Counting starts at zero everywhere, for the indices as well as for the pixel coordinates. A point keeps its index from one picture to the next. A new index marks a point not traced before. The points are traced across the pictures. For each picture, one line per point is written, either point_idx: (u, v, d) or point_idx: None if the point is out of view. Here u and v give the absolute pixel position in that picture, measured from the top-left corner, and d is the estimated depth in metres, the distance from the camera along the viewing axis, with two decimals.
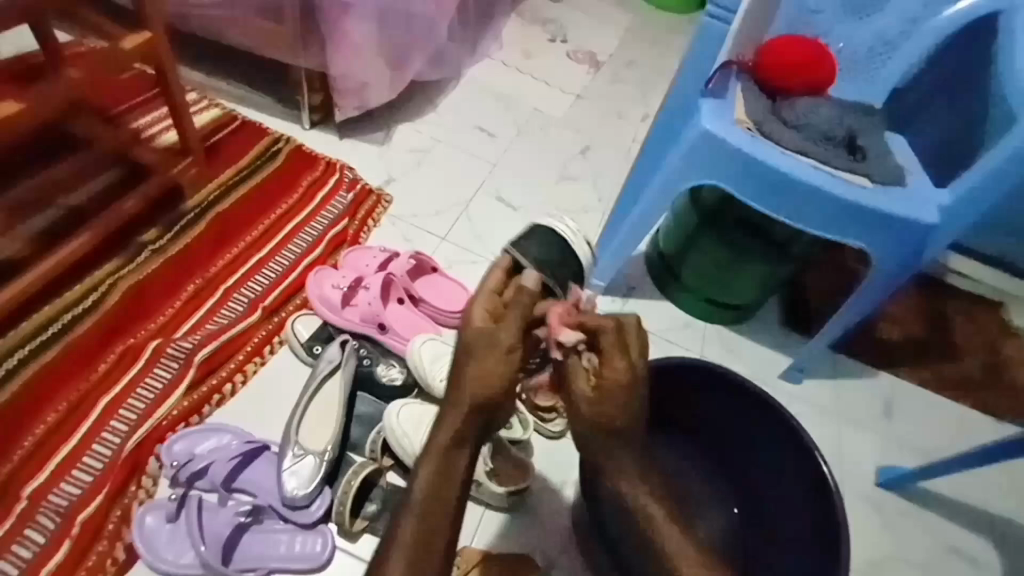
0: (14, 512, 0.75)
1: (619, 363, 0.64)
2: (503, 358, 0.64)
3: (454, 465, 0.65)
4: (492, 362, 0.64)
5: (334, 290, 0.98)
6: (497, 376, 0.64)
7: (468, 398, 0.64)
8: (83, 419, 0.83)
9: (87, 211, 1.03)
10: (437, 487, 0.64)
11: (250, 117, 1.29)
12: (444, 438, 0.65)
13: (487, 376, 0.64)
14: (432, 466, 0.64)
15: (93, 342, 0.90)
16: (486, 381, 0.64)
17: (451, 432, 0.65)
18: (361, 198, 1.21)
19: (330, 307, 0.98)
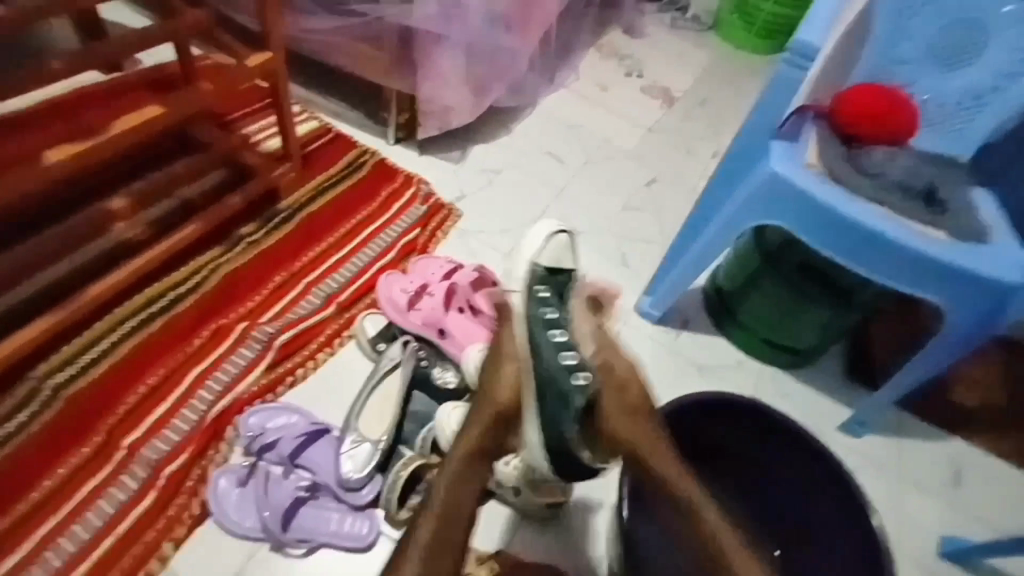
0: (113, 459, 0.86)
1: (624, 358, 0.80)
2: (511, 384, 0.77)
3: (474, 475, 0.70)
4: (506, 371, 0.78)
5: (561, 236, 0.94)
6: (509, 389, 0.76)
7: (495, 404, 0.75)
8: (178, 385, 0.94)
9: (198, 203, 1.17)
10: (455, 494, 0.67)
11: (344, 131, 1.42)
12: (469, 443, 0.72)
13: (509, 382, 0.77)
14: (454, 468, 0.70)
15: (193, 318, 1.02)
16: (504, 391, 0.76)
17: (472, 442, 0.72)
18: (434, 211, 1.30)
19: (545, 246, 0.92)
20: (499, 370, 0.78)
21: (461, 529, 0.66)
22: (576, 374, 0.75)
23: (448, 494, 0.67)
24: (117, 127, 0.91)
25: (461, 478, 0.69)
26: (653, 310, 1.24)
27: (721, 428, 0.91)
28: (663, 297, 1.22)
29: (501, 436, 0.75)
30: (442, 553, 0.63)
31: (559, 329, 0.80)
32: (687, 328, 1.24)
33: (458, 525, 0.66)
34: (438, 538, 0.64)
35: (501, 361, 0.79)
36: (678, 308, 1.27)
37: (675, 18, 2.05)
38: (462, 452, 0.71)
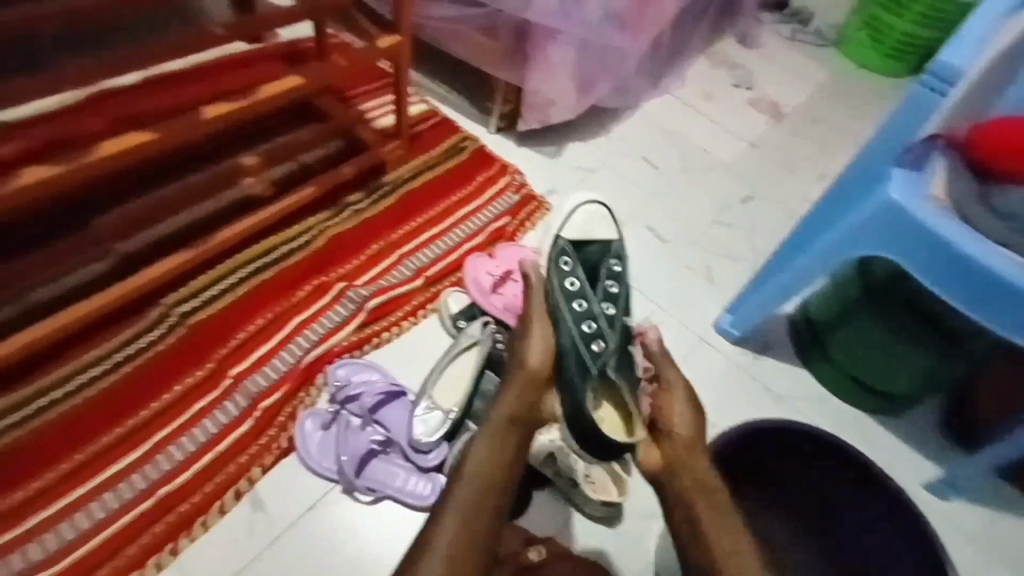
0: (221, 385, 0.97)
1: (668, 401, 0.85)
2: (543, 349, 0.89)
3: (509, 437, 0.77)
4: (536, 342, 0.90)
5: (590, 208, 1.14)
6: (541, 355, 0.88)
7: (532, 367, 0.86)
8: (280, 329, 1.03)
9: (314, 169, 1.27)
10: (491, 454, 0.75)
11: (449, 115, 1.49)
12: (502, 412, 0.80)
13: (539, 345, 0.89)
14: (489, 432, 0.77)
15: (299, 272, 1.12)
16: (538, 361, 0.87)
17: (509, 408, 0.80)
18: (524, 201, 1.34)
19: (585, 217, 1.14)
20: (531, 341, 0.90)
21: (495, 489, 0.73)
22: (593, 341, 0.93)
23: (485, 459, 0.75)
24: (262, 93, 1.00)
25: (498, 438, 0.77)
26: (732, 329, 1.20)
27: (794, 459, 0.89)
28: (747, 317, 1.18)
29: (536, 397, 0.84)
30: (479, 512, 0.70)
31: (580, 300, 0.97)
32: (766, 353, 1.20)
33: (494, 491, 0.73)
34: (476, 497, 0.72)
35: (532, 329, 0.91)
36: (761, 333, 1.22)
37: (797, 31, 1.95)
38: (502, 415, 0.80)
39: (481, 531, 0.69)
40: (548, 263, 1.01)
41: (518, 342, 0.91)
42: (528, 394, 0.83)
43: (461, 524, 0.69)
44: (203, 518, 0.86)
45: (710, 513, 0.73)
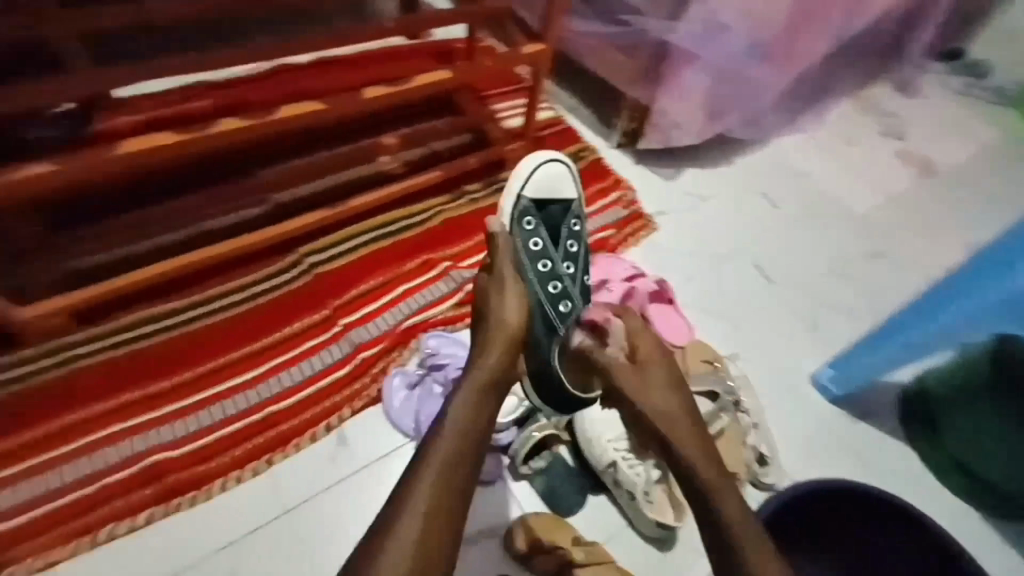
0: (331, 330, 1.07)
1: (654, 354, 0.78)
2: (516, 307, 0.82)
3: (486, 406, 0.73)
4: (505, 300, 0.82)
5: (559, 164, 1.06)
6: (513, 316, 0.81)
7: (506, 335, 0.79)
8: (388, 292, 1.14)
9: (442, 156, 1.38)
10: (466, 432, 0.69)
11: (573, 125, 1.54)
12: (482, 376, 0.75)
13: (513, 306, 0.82)
14: (469, 398, 0.72)
15: (412, 246, 1.22)
16: (510, 322, 0.80)
17: (486, 373, 0.75)
18: (632, 217, 1.36)
19: (554, 176, 1.05)
20: (504, 302, 0.82)
21: (467, 468, 0.67)
22: (561, 303, 0.92)
23: (454, 432, 0.69)
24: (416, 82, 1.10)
25: (474, 413, 0.71)
26: (829, 387, 1.13)
27: (868, 522, 0.91)
28: (849, 379, 1.11)
29: (512, 363, 0.78)
30: (444, 514, 0.63)
31: (546, 260, 0.95)
32: (866, 420, 1.11)
33: (468, 458, 0.68)
34: (441, 480, 0.65)
35: (499, 289, 0.84)
36: (863, 398, 1.13)
37: (965, 84, 1.78)
38: (481, 378, 0.75)
39: (444, 527, 0.63)
40: (510, 223, 1.02)
41: (489, 304, 0.83)
42: (505, 360, 0.77)
43: (424, 521, 0.62)
44: (297, 441, 0.96)
45: (727, 495, 0.68)
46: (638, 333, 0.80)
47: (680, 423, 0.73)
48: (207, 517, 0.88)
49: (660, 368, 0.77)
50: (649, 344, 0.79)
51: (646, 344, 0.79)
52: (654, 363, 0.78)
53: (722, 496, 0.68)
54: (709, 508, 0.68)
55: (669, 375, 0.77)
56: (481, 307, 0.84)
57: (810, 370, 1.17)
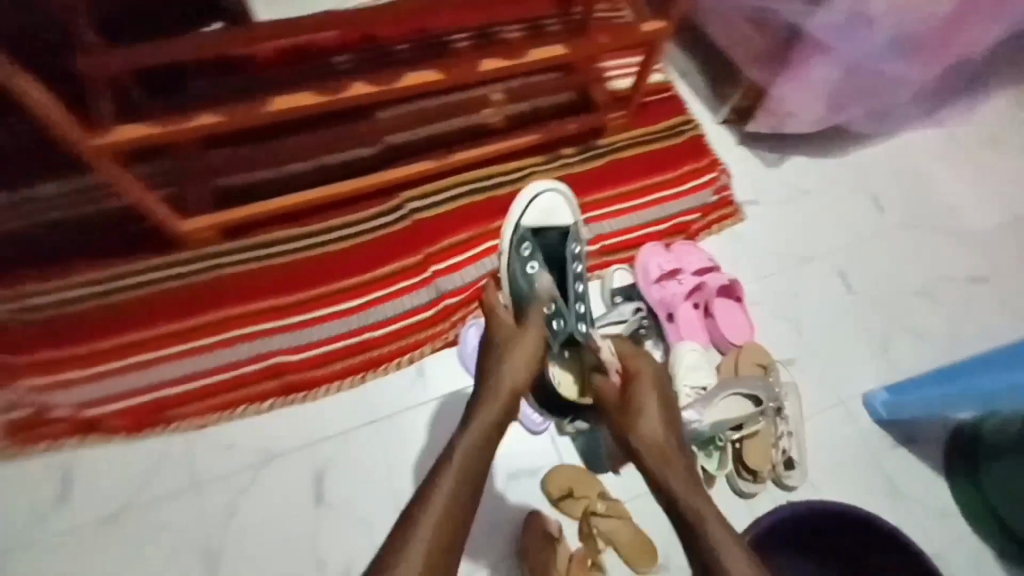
0: (422, 275, 1.20)
1: (641, 362, 0.87)
2: (526, 355, 0.84)
3: (489, 450, 0.76)
4: (516, 344, 0.85)
5: (554, 194, 1.13)
6: (524, 360, 0.83)
7: (506, 389, 0.81)
8: (475, 246, 1.25)
9: (543, 115, 1.41)
10: (466, 472, 0.73)
11: (681, 92, 1.50)
12: (489, 417, 0.78)
13: (523, 352, 0.84)
14: (474, 441, 0.76)
15: (503, 204, 1.30)
16: (519, 368, 0.83)
17: (494, 413, 0.78)
18: (721, 204, 1.36)
19: (546, 202, 1.13)
20: (506, 362, 0.83)
21: (463, 513, 0.70)
22: (554, 319, 0.97)
23: (458, 474, 0.72)
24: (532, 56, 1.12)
25: (477, 457, 0.75)
26: (879, 409, 1.17)
27: (874, 553, 0.96)
28: (904, 406, 1.13)
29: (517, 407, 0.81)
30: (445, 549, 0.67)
31: (540, 280, 1.01)
32: (909, 446, 1.15)
33: (468, 497, 0.71)
34: (443, 519, 0.68)
35: (508, 335, 0.87)
36: (911, 425, 1.17)
37: None
38: (488, 422, 0.78)
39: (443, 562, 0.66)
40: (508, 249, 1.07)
41: (489, 362, 0.84)
42: (511, 404, 0.80)
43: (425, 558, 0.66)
44: (387, 364, 1.13)
45: (719, 534, 0.70)
46: (637, 367, 0.87)
47: (669, 458, 0.78)
48: (311, 413, 1.07)
49: (655, 403, 0.83)
50: (652, 379, 0.86)
51: (643, 375, 0.86)
52: (651, 393, 0.84)
53: (712, 534, 0.70)
54: (701, 545, 0.70)
55: (663, 410, 0.83)
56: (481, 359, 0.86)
57: (864, 390, 1.20)
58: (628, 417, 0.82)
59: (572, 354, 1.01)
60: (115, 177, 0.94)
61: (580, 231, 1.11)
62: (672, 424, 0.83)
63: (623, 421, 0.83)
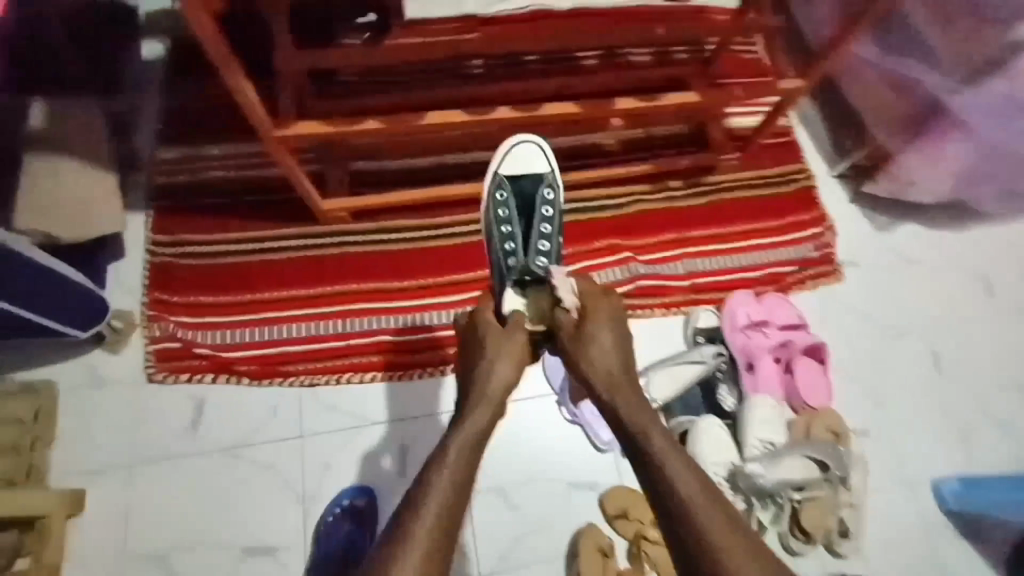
0: None
1: (600, 303, 0.92)
2: (515, 362, 0.88)
3: (471, 460, 0.79)
4: (502, 348, 0.88)
5: (530, 143, 1.16)
6: (511, 373, 0.87)
7: (495, 394, 0.85)
8: (574, 263, 1.33)
9: (654, 144, 1.44)
10: (453, 492, 0.75)
11: (799, 138, 1.48)
12: (474, 431, 0.81)
13: (508, 363, 0.87)
14: (455, 455, 0.78)
15: (604, 227, 1.37)
16: (502, 382, 0.86)
17: (479, 426, 0.81)
18: (820, 260, 1.36)
19: (519, 145, 1.16)
20: (490, 370, 0.86)
21: (450, 528, 0.73)
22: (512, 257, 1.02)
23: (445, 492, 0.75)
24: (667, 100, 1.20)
25: (463, 472, 0.77)
26: (948, 499, 1.17)
27: None
28: (980, 502, 1.15)
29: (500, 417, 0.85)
30: (435, 558, 0.71)
31: (506, 224, 1.06)
32: (975, 543, 1.15)
33: (455, 507, 0.74)
34: (431, 537, 0.71)
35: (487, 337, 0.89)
36: (981, 520, 1.15)
37: None
38: (469, 437, 0.80)
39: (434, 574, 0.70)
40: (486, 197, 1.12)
41: (474, 368, 0.87)
42: (492, 410, 0.83)
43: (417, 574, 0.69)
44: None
45: (684, 473, 0.77)
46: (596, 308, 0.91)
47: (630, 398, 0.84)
48: (406, 391, 1.18)
49: (609, 341, 0.89)
50: (607, 319, 0.91)
51: (601, 314, 0.91)
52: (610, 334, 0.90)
53: (678, 476, 0.77)
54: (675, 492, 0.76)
55: (617, 347, 0.89)
56: (466, 365, 0.90)
57: (937, 479, 1.19)
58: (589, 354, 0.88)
59: (532, 287, 0.97)
60: (289, 168, 1.10)
61: (555, 181, 1.14)
62: (620, 352, 0.89)
63: (585, 356, 0.88)
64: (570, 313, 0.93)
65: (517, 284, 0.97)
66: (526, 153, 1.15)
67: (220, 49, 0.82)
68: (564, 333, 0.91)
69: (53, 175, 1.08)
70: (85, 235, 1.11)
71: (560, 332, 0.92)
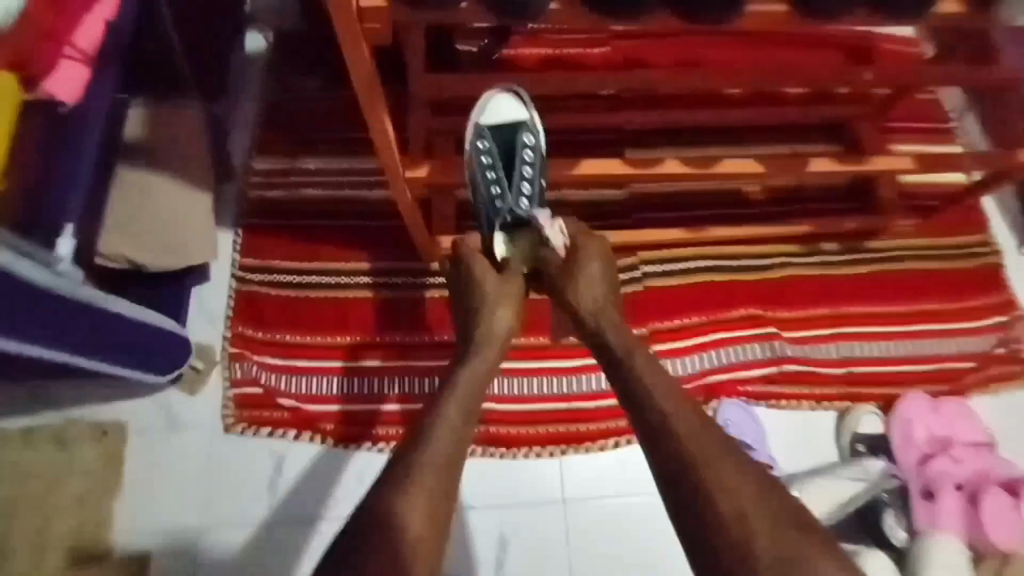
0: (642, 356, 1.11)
1: (596, 243, 0.90)
2: (510, 309, 0.85)
3: (464, 415, 0.74)
4: (492, 282, 0.87)
5: (505, 93, 0.95)
6: (505, 323, 0.84)
7: (495, 336, 0.83)
8: (706, 333, 1.13)
9: (808, 196, 1.21)
10: (448, 458, 0.70)
11: (986, 203, 1.22)
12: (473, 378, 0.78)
13: (503, 317, 0.84)
14: (454, 410, 0.74)
15: (744, 293, 1.16)
16: (498, 327, 0.84)
17: (475, 375, 0.78)
18: (1006, 360, 1.12)
19: (496, 94, 0.95)
20: (487, 315, 0.84)
21: (442, 504, 0.67)
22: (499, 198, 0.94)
23: (438, 460, 0.69)
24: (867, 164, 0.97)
25: (454, 428, 0.73)
26: None
27: None
28: None
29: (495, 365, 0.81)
30: (430, 519, 0.66)
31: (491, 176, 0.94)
32: None
33: (449, 469, 0.70)
34: (422, 492, 0.67)
35: (483, 272, 0.87)
36: None
37: None
38: (465, 391, 0.76)
39: (427, 549, 0.64)
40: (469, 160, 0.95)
41: (476, 311, 0.85)
42: (484, 352, 0.81)
43: (410, 535, 0.64)
44: (589, 444, 1.06)
45: (677, 406, 0.71)
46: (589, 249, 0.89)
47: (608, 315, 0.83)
48: (508, 472, 1.05)
49: (594, 274, 0.86)
50: (600, 260, 0.88)
51: (591, 252, 0.88)
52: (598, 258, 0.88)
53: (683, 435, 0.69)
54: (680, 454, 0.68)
55: (602, 286, 0.86)
56: (463, 291, 0.88)
57: None
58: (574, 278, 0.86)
59: (517, 232, 0.93)
60: (414, 218, 1.00)
61: (534, 123, 0.97)
62: (610, 290, 0.87)
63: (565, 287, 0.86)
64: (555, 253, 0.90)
65: (504, 232, 0.93)
66: (503, 104, 0.95)
67: (369, 78, 0.71)
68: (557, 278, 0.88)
69: (138, 193, 0.96)
70: (175, 264, 0.99)
71: (548, 270, 0.90)
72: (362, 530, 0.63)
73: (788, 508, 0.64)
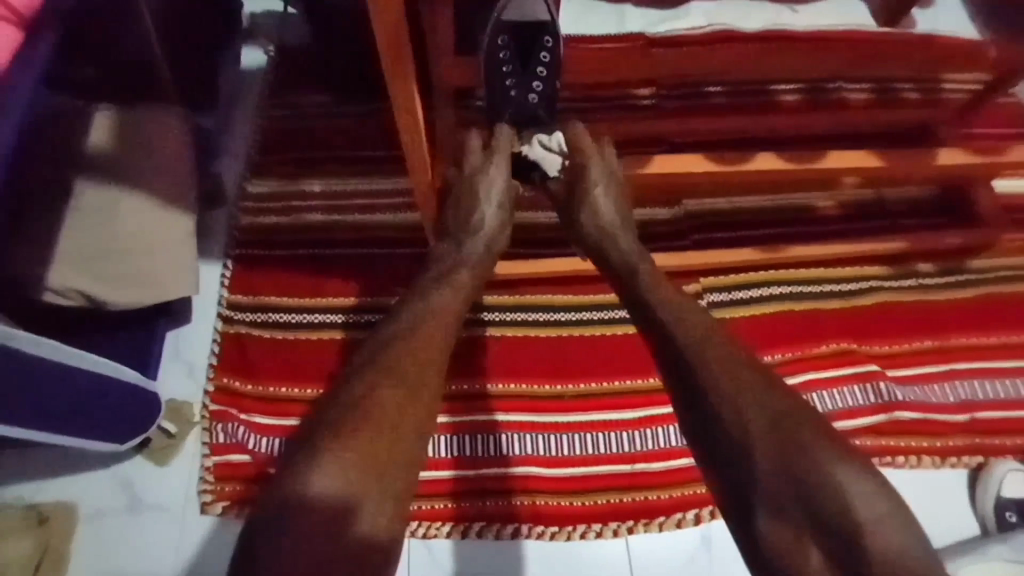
0: None
1: (606, 154, 0.78)
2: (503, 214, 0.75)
3: (446, 318, 0.64)
4: (490, 180, 0.75)
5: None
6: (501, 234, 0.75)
7: (483, 243, 0.73)
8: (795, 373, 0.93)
9: (892, 209, 1.03)
10: (421, 359, 0.61)
11: None
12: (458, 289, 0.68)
13: (496, 221, 0.74)
14: (433, 315, 0.64)
15: (835, 323, 0.96)
16: (493, 227, 0.74)
17: (463, 285, 0.68)
18: None
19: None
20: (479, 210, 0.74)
21: (411, 420, 0.58)
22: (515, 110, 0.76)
23: (410, 362, 0.60)
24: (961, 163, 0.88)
25: (437, 332, 0.63)
26: None
27: None
28: None
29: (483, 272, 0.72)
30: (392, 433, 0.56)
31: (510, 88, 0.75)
32: None
33: (419, 376, 0.60)
34: (387, 401, 0.58)
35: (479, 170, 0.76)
36: None
37: None
38: (448, 297, 0.66)
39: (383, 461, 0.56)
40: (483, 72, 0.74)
41: (465, 209, 0.75)
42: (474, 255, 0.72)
43: (361, 447, 0.55)
44: (662, 519, 0.85)
45: (720, 342, 0.60)
46: (597, 159, 0.77)
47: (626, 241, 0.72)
48: (561, 558, 0.84)
49: (608, 193, 0.75)
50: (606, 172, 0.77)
51: (598, 167, 0.76)
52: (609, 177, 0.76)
53: (729, 370, 0.58)
54: (732, 398, 0.57)
55: (618, 209, 0.75)
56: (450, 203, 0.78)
57: None
58: (586, 198, 0.75)
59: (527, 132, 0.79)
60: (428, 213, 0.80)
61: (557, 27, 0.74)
62: (622, 206, 0.76)
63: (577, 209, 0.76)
64: (557, 170, 0.78)
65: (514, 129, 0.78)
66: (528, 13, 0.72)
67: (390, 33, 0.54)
68: (560, 186, 0.78)
69: (106, 213, 0.78)
70: (139, 300, 0.81)
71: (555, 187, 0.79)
72: (308, 442, 0.55)
73: (801, 412, 0.56)
